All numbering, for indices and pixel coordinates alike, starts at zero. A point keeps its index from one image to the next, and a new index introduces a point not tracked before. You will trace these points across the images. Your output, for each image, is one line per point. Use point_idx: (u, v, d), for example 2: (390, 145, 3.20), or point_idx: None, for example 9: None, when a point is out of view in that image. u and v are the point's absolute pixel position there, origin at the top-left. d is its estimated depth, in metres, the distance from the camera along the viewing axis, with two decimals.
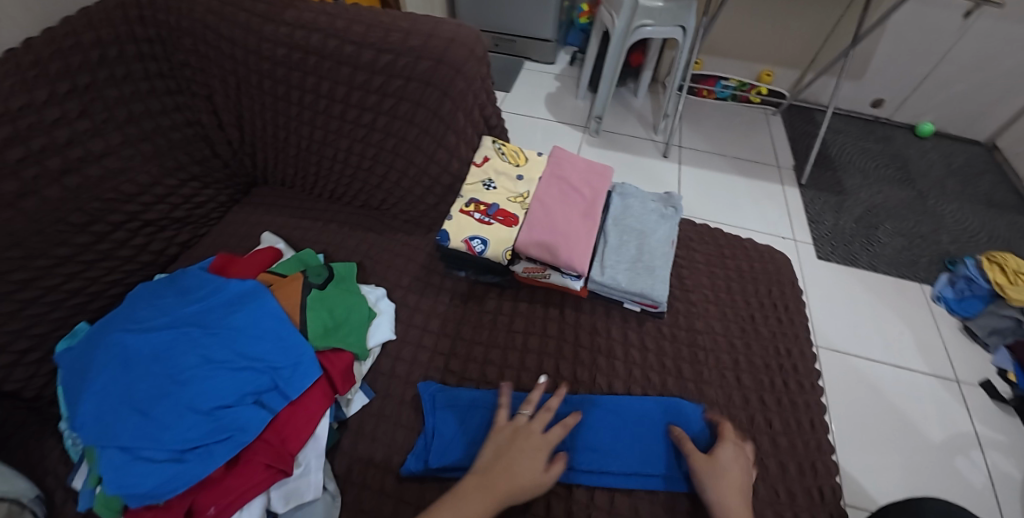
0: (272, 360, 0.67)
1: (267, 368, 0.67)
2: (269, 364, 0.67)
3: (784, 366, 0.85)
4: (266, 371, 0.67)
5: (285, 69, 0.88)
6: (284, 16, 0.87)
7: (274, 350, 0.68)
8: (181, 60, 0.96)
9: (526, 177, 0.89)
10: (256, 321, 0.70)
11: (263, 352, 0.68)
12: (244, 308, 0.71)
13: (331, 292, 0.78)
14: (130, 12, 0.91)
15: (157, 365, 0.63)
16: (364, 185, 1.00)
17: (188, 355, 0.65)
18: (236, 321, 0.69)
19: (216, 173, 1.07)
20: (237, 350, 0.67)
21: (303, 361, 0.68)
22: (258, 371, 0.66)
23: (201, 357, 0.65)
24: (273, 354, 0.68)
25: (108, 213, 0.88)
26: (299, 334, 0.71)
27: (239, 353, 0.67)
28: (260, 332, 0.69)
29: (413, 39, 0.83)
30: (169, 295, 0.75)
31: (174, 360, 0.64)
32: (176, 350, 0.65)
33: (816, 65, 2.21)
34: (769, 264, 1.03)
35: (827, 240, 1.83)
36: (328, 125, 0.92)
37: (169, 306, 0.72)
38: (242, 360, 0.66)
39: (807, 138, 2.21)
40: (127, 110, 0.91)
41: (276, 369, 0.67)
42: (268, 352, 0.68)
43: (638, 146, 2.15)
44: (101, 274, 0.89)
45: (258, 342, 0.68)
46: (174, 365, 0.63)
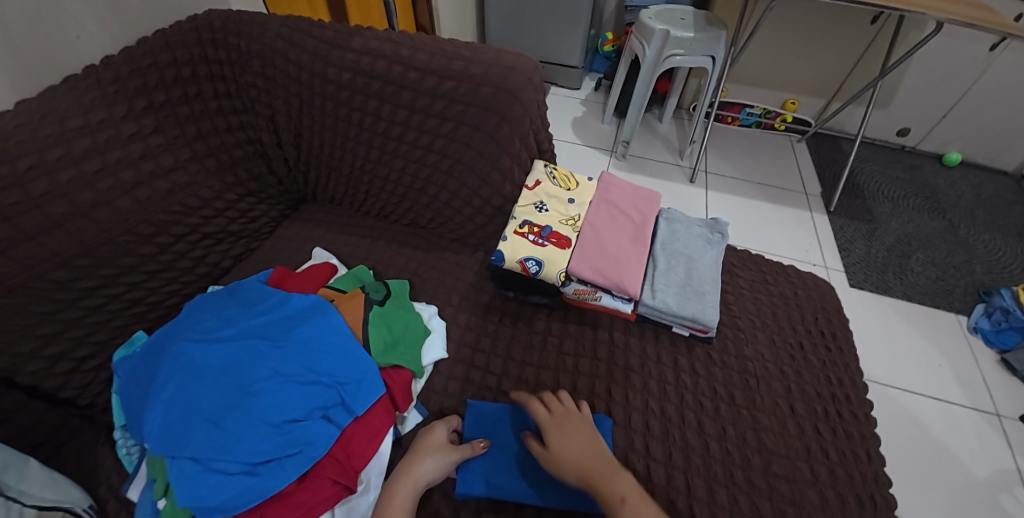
0: (340, 375, 0.69)
1: (334, 382, 0.68)
2: (336, 379, 0.68)
3: (837, 395, 0.84)
4: (333, 385, 0.68)
5: (349, 93, 0.92)
6: (352, 44, 0.92)
7: (340, 365, 0.70)
8: (248, 81, 1.00)
9: (577, 200, 0.91)
10: (322, 336, 0.71)
11: (331, 367, 0.69)
12: (310, 322, 0.72)
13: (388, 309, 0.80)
14: (204, 35, 0.97)
15: (228, 377, 0.65)
16: (414, 204, 1.03)
17: (258, 368, 0.66)
18: (303, 335, 0.70)
19: (269, 189, 1.09)
20: (304, 364, 0.68)
21: (368, 377, 0.69)
22: (326, 385, 0.68)
23: (270, 369, 0.67)
24: (340, 369, 0.69)
25: (172, 225, 0.92)
26: (363, 350, 0.72)
27: (306, 366, 0.68)
28: (326, 347, 0.71)
29: (473, 67, 0.88)
30: (232, 306, 0.76)
31: (245, 372, 0.65)
32: (246, 362, 0.67)
33: (841, 94, 2.23)
34: (814, 291, 1.02)
35: (859, 268, 1.82)
36: (384, 146, 0.96)
37: (233, 317, 0.73)
38: (310, 372, 0.68)
39: (833, 166, 2.21)
40: (195, 127, 0.95)
41: (343, 383, 0.68)
42: (335, 368, 0.69)
43: (663, 170, 2.17)
44: (160, 285, 0.91)
45: (324, 357, 0.70)
46: (245, 378, 0.65)
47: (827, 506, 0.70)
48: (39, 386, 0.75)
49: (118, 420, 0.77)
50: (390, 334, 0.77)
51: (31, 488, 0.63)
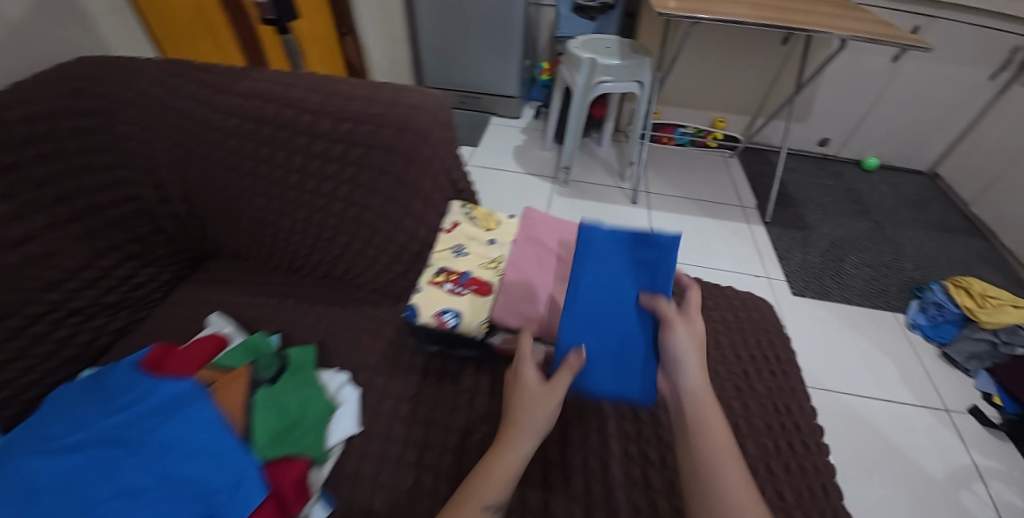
0: (210, 484, 0.57)
1: (202, 494, 0.57)
2: (204, 487, 0.57)
3: (786, 425, 0.79)
4: (201, 498, 0.56)
5: (238, 140, 0.83)
6: (238, 87, 0.82)
7: (213, 468, 0.58)
8: (123, 132, 0.89)
9: (499, 240, 0.84)
10: (190, 433, 0.60)
11: (200, 474, 0.58)
12: (175, 418, 0.60)
13: (280, 390, 0.70)
14: (67, 85, 0.85)
15: (63, 502, 0.53)
16: (326, 256, 0.93)
17: (103, 485, 0.55)
18: (165, 435, 0.59)
19: (157, 250, 0.98)
20: (167, 473, 0.57)
21: (248, 482, 0.58)
22: (191, 498, 0.56)
23: (122, 485, 0.55)
24: (212, 475, 0.58)
25: (26, 305, 0.77)
26: (241, 446, 0.61)
27: (169, 477, 0.57)
28: (194, 448, 0.59)
29: (373, 106, 0.80)
30: (89, 401, 0.65)
31: (85, 493, 0.54)
32: (89, 478, 0.55)
33: (764, 110, 2.33)
34: (754, 312, 1.00)
35: (800, 275, 1.85)
36: (283, 195, 0.86)
37: (86, 418, 0.61)
38: (173, 485, 0.56)
39: (764, 178, 2.28)
40: (57, 189, 0.81)
41: (213, 494, 0.57)
42: (206, 473, 0.58)
43: (605, 194, 2.16)
44: (12, 378, 0.77)
45: (191, 461, 0.58)
46: (84, 501, 0.53)
47: None
48: None
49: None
50: (281, 419, 0.67)
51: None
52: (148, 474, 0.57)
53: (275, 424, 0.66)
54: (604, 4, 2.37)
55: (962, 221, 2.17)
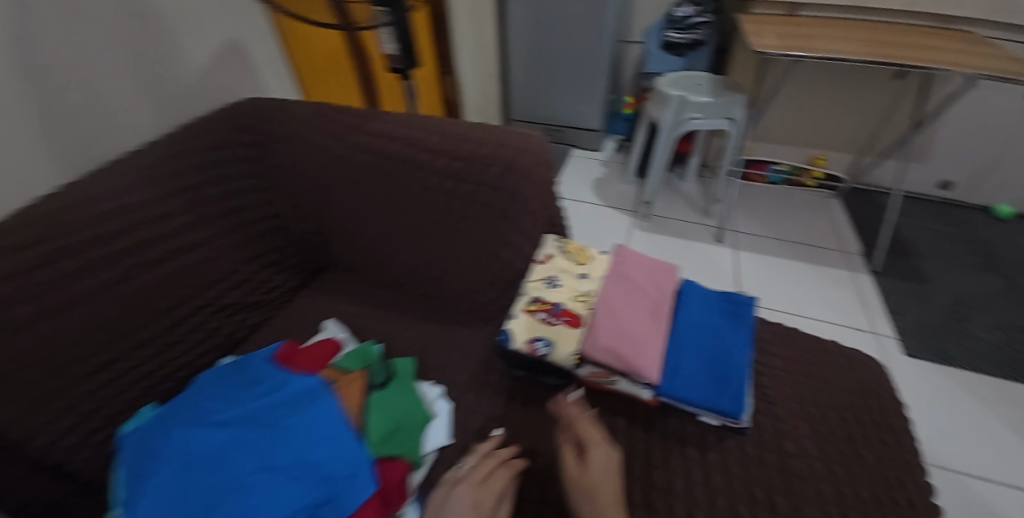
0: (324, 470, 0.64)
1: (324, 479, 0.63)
2: (325, 473, 0.63)
3: (897, 501, 0.72)
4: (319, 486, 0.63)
5: (362, 173, 0.95)
6: (369, 128, 0.94)
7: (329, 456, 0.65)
8: (275, 162, 1.02)
9: (590, 275, 0.88)
10: (313, 424, 0.67)
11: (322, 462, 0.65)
12: (302, 410, 0.69)
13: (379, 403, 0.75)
14: (238, 121, 0.99)
15: (220, 467, 0.63)
16: (427, 277, 1.01)
17: (247, 459, 0.64)
18: (294, 421, 0.68)
19: (288, 260, 1.11)
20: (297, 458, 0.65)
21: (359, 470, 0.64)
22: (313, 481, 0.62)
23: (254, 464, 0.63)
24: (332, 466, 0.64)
25: (192, 298, 0.93)
26: (356, 441, 0.67)
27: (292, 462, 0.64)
28: (317, 437, 0.66)
29: (485, 148, 0.87)
30: (237, 385, 0.77)
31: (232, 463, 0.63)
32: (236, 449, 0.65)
33: (873, 150, 2.17)
34: (862, 372, 0.92)
35: (912, 333, 1.66)
36: (398, 222, 0.96)
37: (236, 399, 0.73)
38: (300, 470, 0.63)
39: (872, 222, 2.10)
40: (225, 205, 0.97)
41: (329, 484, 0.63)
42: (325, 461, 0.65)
43: (690, 231, 2.10)
44: (178, 356, 0.92)
45: (316, 448, 0.65)
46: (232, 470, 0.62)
47: None
48: None
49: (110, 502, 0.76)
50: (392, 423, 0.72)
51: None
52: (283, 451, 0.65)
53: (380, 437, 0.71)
54: (694, 40, 2.35)
55: None
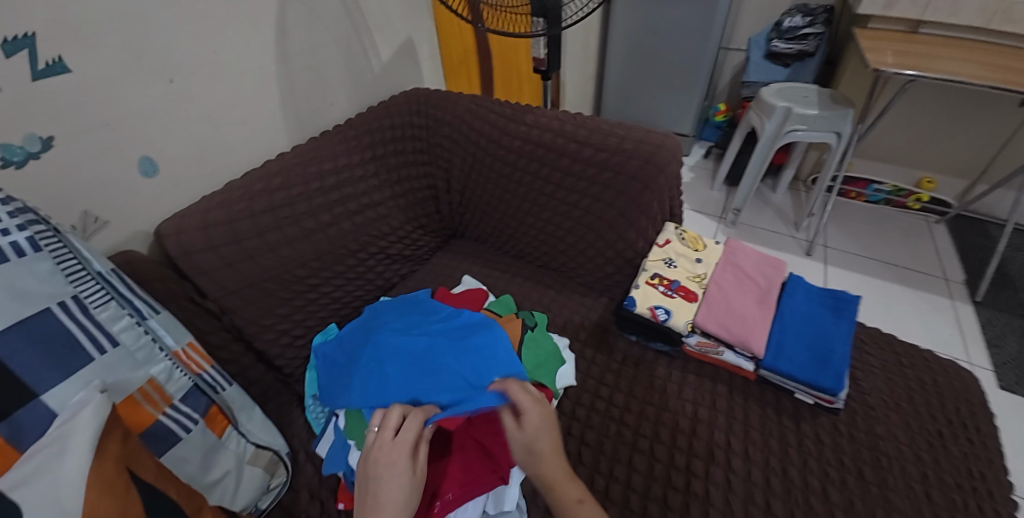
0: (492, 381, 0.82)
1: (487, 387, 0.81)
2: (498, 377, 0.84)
3: (978, 489, 0.80)
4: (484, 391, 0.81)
5: (515, 156, 1.12)
6: (526, 119, 1.11)
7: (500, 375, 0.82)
8: (437, 141, 1.21)
9: (705, 260, 1.02)
10: (487, 344, 0.89)
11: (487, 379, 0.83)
12: (478, 333, 0.91)
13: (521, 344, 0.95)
14: (414, 107, 1.20)
15: (421, 364, 0.85)
16: (551, 250, 1.18)
17: (439, 361, 0.85)
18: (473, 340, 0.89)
19: (433, 224, 1.30)
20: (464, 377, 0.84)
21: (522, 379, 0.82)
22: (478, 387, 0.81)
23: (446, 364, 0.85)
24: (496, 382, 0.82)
25: (369, 246, 1.13)
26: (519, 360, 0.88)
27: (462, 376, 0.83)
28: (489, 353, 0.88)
29: (626, 143, 1.02)
30: (414, 313, 0.99)
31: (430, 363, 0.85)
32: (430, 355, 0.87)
33: (988, 176, 2.08)
34: (955, 380, 0.98)
35: (1012, 367, 1.62)
36: (537, 200, 1.13)
37: (418, 322, 0.96)
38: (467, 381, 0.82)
39: (978, 251, 2.02)
40: (398, 174, 1.17)
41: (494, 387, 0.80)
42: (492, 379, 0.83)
43: (777, 241, 2.14)
44: (353, 290, 1.14)
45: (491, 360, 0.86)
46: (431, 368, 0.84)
47: None
48: (265, 352, 1.00)
49: (311, 391, 1.00)
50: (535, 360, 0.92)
51: (255, 431, 0.87)
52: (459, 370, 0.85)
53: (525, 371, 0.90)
54: (801, 51, 2.32)
55: None
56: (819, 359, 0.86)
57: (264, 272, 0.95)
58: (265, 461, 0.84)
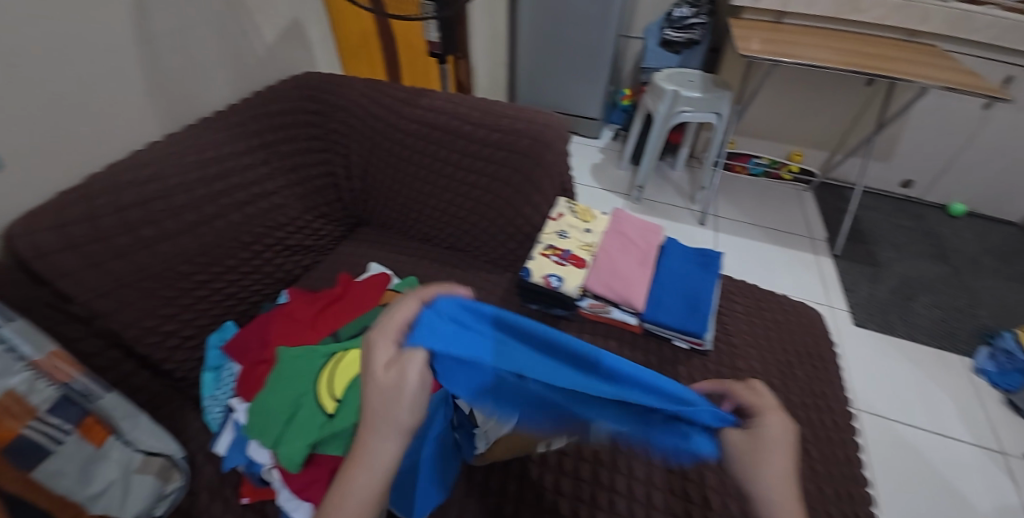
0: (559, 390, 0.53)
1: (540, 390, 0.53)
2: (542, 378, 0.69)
3: (820, 405, 1.00)
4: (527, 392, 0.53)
5: (412, 139, 1.13)
6: (421, 103, 1.14)
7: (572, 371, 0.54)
8: (332, 126, 1.18)
9: (593, 230, 1.11)
10: None
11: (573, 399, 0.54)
12: None
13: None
14: (304, 92, 1.17)
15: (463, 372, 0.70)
16: (456, 230, 1.20)
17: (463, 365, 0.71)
18: None
19: (336, 213, 1.27)
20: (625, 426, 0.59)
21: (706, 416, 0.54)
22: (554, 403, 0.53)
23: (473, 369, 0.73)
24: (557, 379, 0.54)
25: (265, 237, 1.09)
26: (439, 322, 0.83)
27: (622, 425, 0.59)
28: None
29: (517, 124, 1.08)
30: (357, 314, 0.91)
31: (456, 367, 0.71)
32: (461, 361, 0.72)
33: (844, 147, 2.40)
34: (804, 318, 1.19)
35: (863, 308, 1.92)
36: (438, 182, 1.15)
37: None
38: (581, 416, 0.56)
39: (838, 213, 2.35)
40: (290, 161, 1.13)
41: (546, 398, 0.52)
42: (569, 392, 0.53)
43: (674, 213, 2.32)
44: (249, 285, 1.10)
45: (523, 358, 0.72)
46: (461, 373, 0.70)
47: (808, 495, 0.85)
48: (150, 357, 0.93)
49: (207, 392, 0.95)
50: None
51: (141, 437, 0.81)
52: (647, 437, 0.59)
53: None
54: (690, 39, 2.53)
55: None
56: (688, 310, 0.99)
57: (141, 271, 0.88)
58: (156, 465, 0.80)
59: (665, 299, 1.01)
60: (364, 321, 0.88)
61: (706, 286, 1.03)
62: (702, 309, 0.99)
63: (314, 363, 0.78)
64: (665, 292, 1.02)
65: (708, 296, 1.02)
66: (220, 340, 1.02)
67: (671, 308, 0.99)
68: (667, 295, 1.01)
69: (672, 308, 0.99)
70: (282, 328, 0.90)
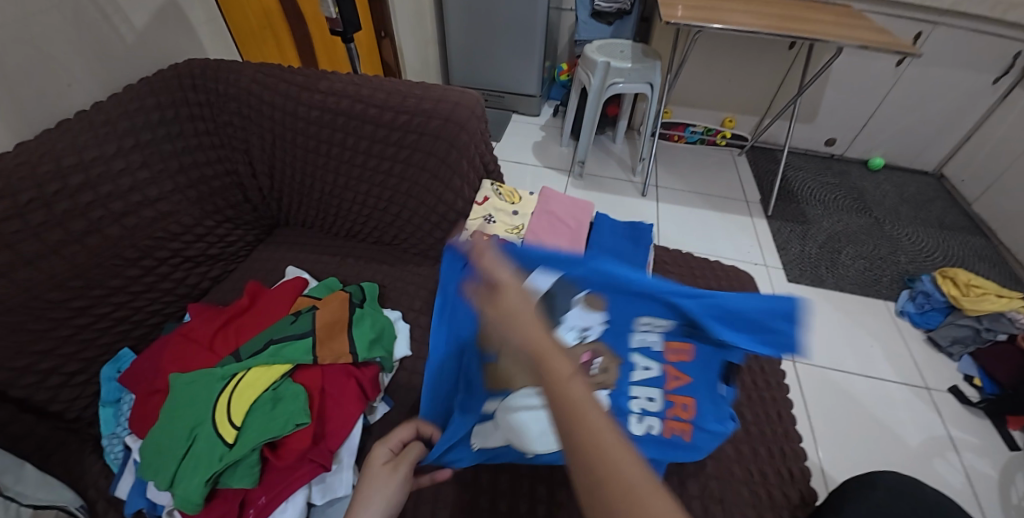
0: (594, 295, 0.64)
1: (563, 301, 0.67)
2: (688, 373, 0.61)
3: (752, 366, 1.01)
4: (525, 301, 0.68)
5: (317, 127, 1.04)
6: (319, 86, 1.03)
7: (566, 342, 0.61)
8: (225, 120, 1.07)
9: (521, 212, 1.07)
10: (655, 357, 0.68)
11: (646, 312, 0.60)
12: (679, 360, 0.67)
13: (297, 358, 0.75)
14: (185, 81, 1.04)
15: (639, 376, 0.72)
16: (379, 223, 1.12)
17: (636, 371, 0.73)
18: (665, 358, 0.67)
19: (244, 215, 1.16)
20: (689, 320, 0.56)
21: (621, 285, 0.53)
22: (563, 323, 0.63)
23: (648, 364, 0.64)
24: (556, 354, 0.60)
25: (156, 250, 0.99)
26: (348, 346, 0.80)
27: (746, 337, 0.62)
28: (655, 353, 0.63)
29: (425, 103, 1.01)
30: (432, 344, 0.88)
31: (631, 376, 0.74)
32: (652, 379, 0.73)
33: (772, 110, 2.46)
34: (735, 281, 1.21)
35: (796, 264, 1.99)
36: (350, 172, 1.06)
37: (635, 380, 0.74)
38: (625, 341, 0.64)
39: (770, 175, 2.42)
40: (178, 162, 1.01)
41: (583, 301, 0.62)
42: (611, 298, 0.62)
43: (618, 187, 2.28)
44: (144, 305, 0.98)
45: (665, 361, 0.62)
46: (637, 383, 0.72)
47: (741, 455, 0.85)
48: (29, 400, 0.81)
49: (107, 429, 0.86)
50: (361, 346, 0.80)
51: (26, 490, 0.70)
52: (750, 310, 0.52)
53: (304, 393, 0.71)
54: (621, 9, 2.46)
55: (963, 219, 2.25)
56: None
57: None
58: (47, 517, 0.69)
59: None
60: (267, 334, 0.78)
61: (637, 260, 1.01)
62: None
63: (211, 388, 0.71)
64: None
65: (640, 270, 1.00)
66: (116, 371, 0.92)
67: None
68: None
69: None
70: (178, 351, 0.80)
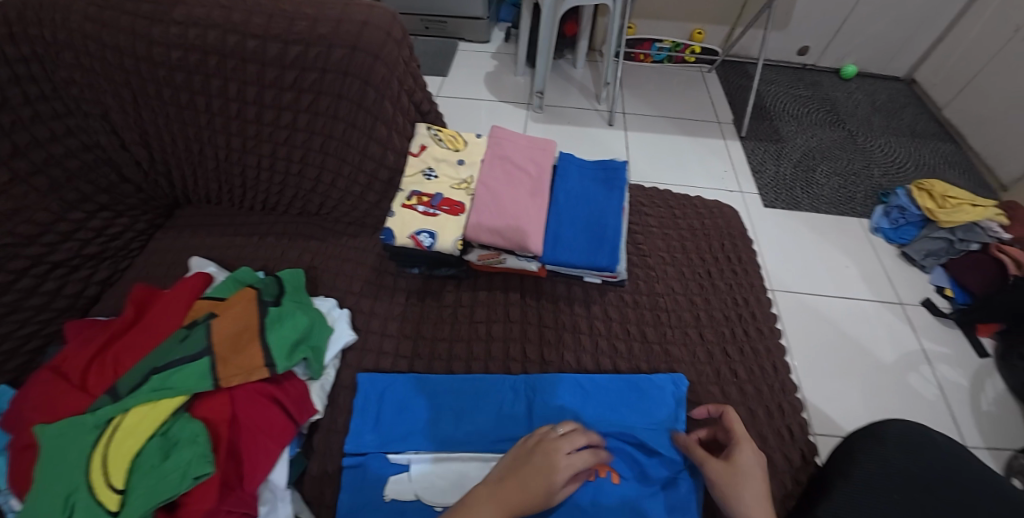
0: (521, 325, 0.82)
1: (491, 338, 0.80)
2: None
3: (743, 315, 0.89)
4: None
5: (184, 75, 0.80)
6: (173, 15, 0.78)
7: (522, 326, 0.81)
8: (65, 77, 0.81)
9: (468, 160, 0.88)
10: None
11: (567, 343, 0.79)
12: None
13: (191, 386, 0.61)
14: None
15: None
16: (298, 190, 0.92)
17: None
18: None
19: (127, 199, 0.93)
20: None
21: (561, 253, 0.81)
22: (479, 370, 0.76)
23: None
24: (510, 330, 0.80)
25: (7, 261, 0.76)
26: (265, 353, 0.65)
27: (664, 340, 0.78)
28: None
29: (320, 26, 0.78)
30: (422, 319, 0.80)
31: None
32: None
33: (743, 19, 2.22)
34: (719, 218, 1.07)
35: (771, 188, 1.83)
36: (245, 131, 0.85)
37: None
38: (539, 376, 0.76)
39: (742, 91, 2.25)
40: (9, 142, 0.77)
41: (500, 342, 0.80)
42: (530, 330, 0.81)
43: (583, 117, 2.06)
44: (13, 329, 0.75)
45: None
46: None
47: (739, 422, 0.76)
48: None
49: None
50: (278, 356, 0.66)
51: None
52: None
53: (203, 434, 0.57)
54: None
55: (933, 126, 2.14)
56: (590, 243, 0.82)
57: None
58: None
59: (565, 235, 0.82)
60: (150, 360, 0.63)
61: (614, 210, 0.85)
62: (610, 239, 0.82)
63: (83, 442, 0.56)
64: (564, 225, 0.83)
65: (620, 221, 0.85)
66: None
67: (572, 247, 0.81)
68: (568, 231, 0.82)
69: (577, 247, 0.81)
70: (42, 392, 0.62)
